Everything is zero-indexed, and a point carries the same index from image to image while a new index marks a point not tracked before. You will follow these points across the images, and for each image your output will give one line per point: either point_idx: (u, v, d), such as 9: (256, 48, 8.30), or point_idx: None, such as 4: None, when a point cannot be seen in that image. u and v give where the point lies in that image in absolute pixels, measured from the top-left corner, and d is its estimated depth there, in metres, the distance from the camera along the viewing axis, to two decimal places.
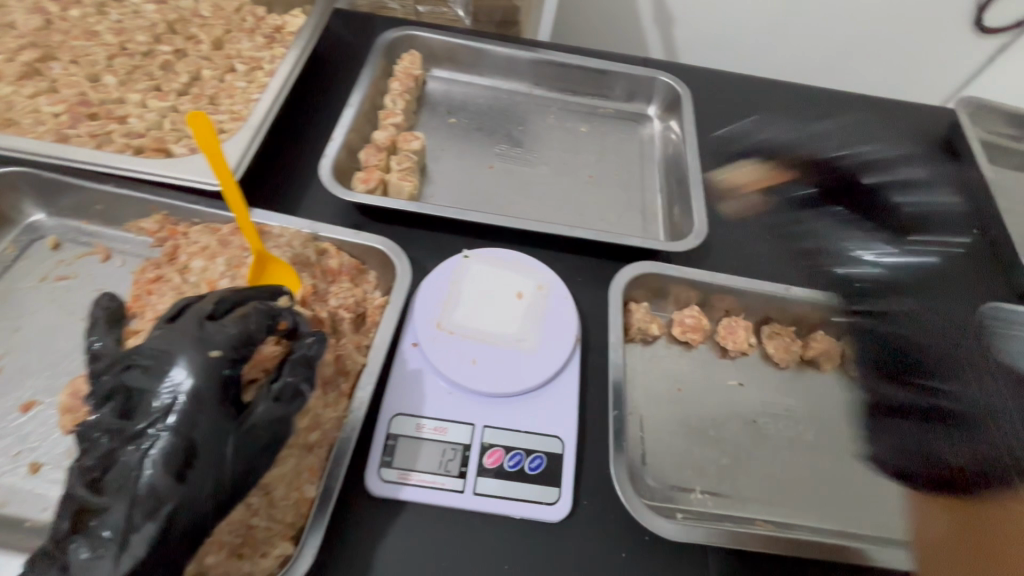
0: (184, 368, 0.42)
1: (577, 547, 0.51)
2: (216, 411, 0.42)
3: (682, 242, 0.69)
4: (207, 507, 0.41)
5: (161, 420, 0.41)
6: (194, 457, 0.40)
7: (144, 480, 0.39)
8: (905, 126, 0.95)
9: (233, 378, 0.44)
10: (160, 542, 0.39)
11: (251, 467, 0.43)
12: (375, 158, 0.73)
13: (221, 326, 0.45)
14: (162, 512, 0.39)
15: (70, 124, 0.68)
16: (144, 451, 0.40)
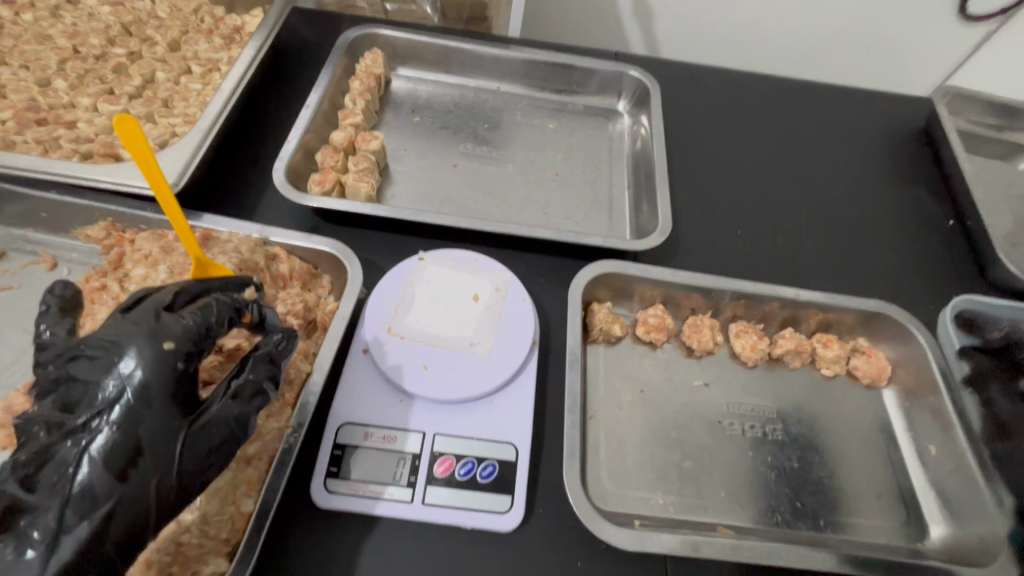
0: (134, 360, 0.41)
1: (530, 558, 0.50)
2: (165, 408, 0.41)
3: (646, 240, 0.67)
4: (146, 508, 0.40)
5: (105, 416, 0.40)
6: (139, 456, 0.40)
7: (82, 477, 0.39)
8: (881, 117, 0.93)
9: (188, 373, 0.43)
10: (94, 543, 0.38)
11: (201, 470, 0.42)
12: (331, 159, 0.71)
13: (179, 317, 0.44)
14: (99, 513, 0.38)
15: (16, 130, 0.66)
16: (83, 448, 0.39)
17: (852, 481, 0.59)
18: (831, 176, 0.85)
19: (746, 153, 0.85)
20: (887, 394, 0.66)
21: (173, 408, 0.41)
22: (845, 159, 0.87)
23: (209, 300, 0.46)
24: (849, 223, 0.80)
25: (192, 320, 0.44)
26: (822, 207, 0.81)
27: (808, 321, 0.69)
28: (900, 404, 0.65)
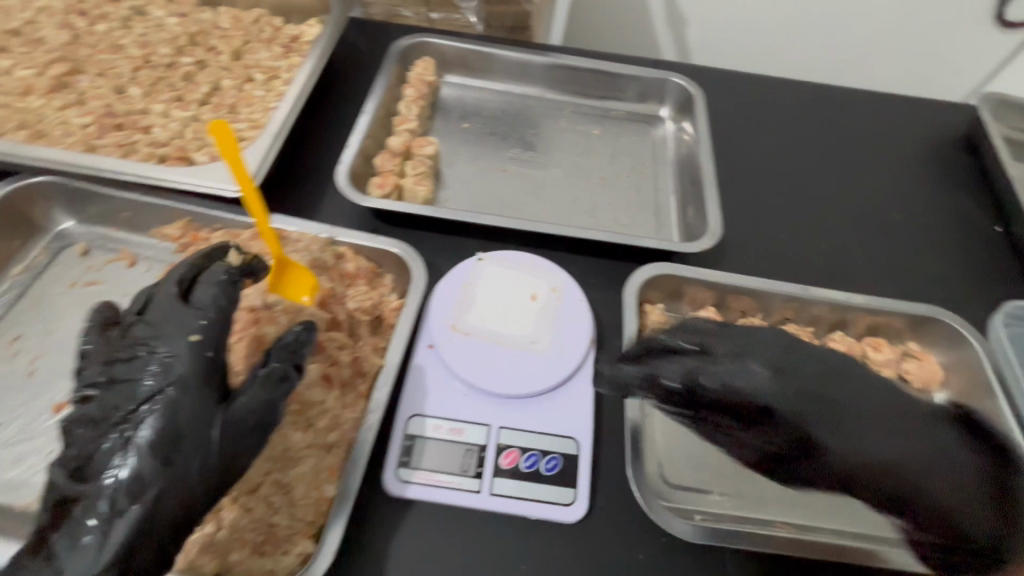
0: (174, 353, 0.43)
1: (593, 548, 0.51)
2: (200, 393, 0.43)
3: (697, 243, 0.69)
4: (194, 491, 0.41)
5: (147, 404, 0.42)
6: (180, 439, 0.41)
7: (127, 464, 0.40)
8: (923, 123, 0.93)
9: (218, 360, 0.45)
10: (142, 528, 0.39)
11: (239, 453, 0.43)
12: (390, 163, 0.74)
13: (198, 308, 0.46)
14: (147, 496, 0.39)
15: (98, 135, 0.70)
16: (127, 436, 0.41)
17: None
18: (874, 181, 0.85)
19: (789, 159, 0.86)
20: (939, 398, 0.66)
21: (206, 393, 0.43)
22: (888, 164, 0.87)
23: (208, 282, 0.48)
24: (894, 228, 0.81)
25: (210, 309, 0.46)
26: (866, 211, 0.82)
27: (857, 325, 0.69)
28: None
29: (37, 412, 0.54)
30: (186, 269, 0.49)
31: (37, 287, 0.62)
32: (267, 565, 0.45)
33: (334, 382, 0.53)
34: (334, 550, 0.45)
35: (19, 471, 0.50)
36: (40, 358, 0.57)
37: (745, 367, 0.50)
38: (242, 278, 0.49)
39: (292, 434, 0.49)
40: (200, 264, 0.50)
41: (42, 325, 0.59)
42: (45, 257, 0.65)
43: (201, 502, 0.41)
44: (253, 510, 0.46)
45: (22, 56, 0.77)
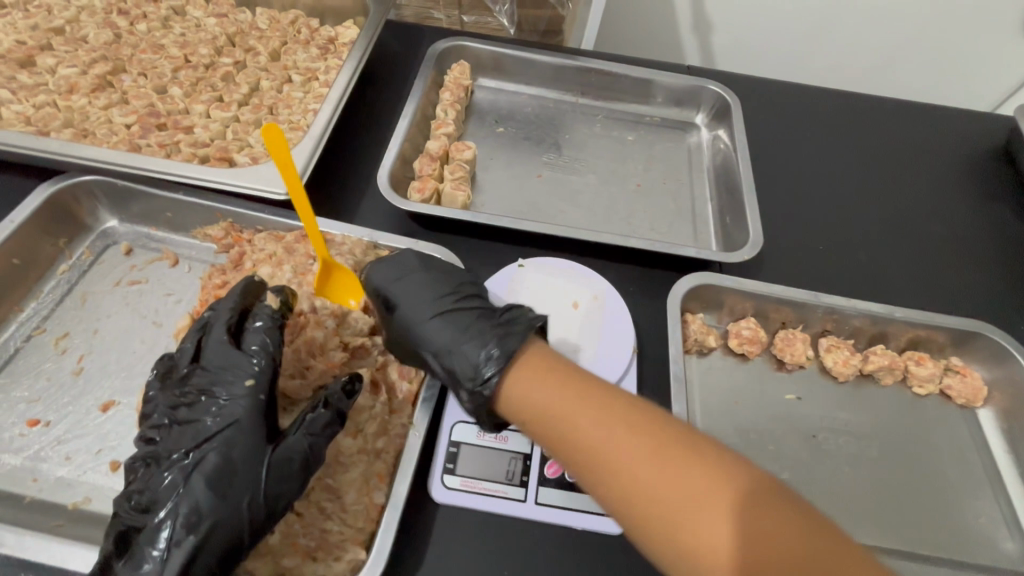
0: (233, 395, 0.45)
1: (639, 560, 0.50)
2: (253, 434, 0.44)
3: (739, 253, 0.68)
4: (241, 527, 0.41)
5: (206, 444, 0.43)
6: (234, 475, 0.42)
7: (186, 500, 0.41)
8: (962, 134, 0.92)
9: (269, 404, 0.46)
10: (194, 559, 0.40)
11: (283, 492, 0.43)
12: (429, 167, 0.74)
13: (249, 353, 0.47)
14: (202, 528, 0.40)
15: (141, 134, 0.70)
16: (185, 473, 0.42)
17: (953, 505, 0.59)
18: (912, 192, 0.84)
19: (825, 169, 0.85)
20: (982, 415, 0.65)
21: (257, 434, 0.44)
22: (926, 176, 0.86)
23: (255, 328, 0.49)
24: (936, 240, 0.79)
25: (262, 355, 0.47)
26: (906, 222, 0.81)
27: (898, 338, 0.68)
28: (997, 427, 0.64)
29: (84, 410, 0.54)
30: (234, 303, 0.50)
31: (83, 285, 0.63)
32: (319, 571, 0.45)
33: (381, 387, 0.54)
34: (384, 558, 0.44)
35: (69, 470, 0.51)
36: (87, 357, 0.58)
37: (385, 290, 0.55)
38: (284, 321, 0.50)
39: (344, 438, 0.50)
40: (243, 305, 0.50)
41: (89, 323, 0.60)
42: (91, 255, 0.65)
43: (248, 539, 0.42)
44: (304, 514, 0.47)
45: (65, 54, 0.78)
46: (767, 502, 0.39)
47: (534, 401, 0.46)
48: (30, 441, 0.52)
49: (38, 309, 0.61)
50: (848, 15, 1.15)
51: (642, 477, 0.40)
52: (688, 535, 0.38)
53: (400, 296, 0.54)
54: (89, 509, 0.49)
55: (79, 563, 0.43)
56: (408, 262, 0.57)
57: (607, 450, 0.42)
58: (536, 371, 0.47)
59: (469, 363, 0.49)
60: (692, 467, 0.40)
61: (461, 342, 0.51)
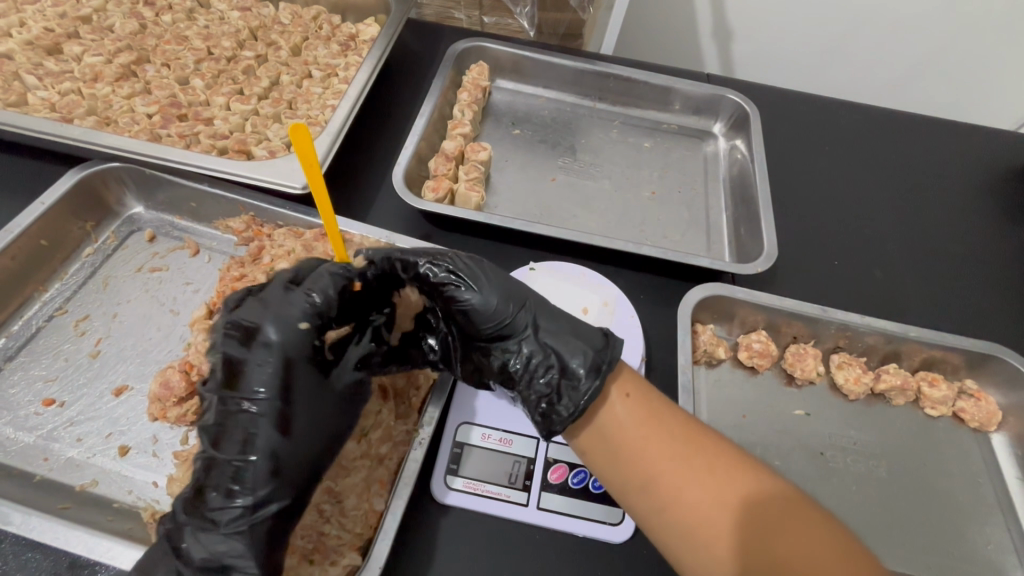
0: (281, 338, 0.45)
1: (639, 569, 0.50)
2: (312, 375, 0.46)
3: (752, 264, 0.67)
4: (313, 461, 0.45)
5: (270, 386, 0.44)
6: (302, 418, 0.44)
7: (261, 436, 0.43)
8: (985, 152, 0.91)
9: (321, 346, 0.47)
10: (287, 492, 0.42)
11: (348, 427, 0.47)
12: (444, 167, 0.74)
13: (307, 292, 0.47)
14: (286, 466, 0.43)
15: (162, 124, 0.71)
16: (256, 413, 0.43)
17: (962, 531, 0.57)
18: (931, 211, 0.83)
19: (843, 184, 0.84)
20: (995, 439, 0.64)
21: (316, 373, 0.46)
22: (946, 194, 0.85)
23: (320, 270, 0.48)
24: (953, 261, 0.78)
25: (317, 296, 0.47)
26: (923, 240, 0.79)
27: (911, 358, 0.67)
28: (1012, 453, 0.63)
29: (97, 394, 0.55)
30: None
31: (105, 270, 0.64)
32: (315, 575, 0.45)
33: (389, 393, 0.54)
34: (381, 566, 0.44)
35: (78, 451, 0.51)
36: (104, 341, 0.58)
37: (465, 281, 0.49)
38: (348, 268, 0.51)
39: (348, 442, 0.50)
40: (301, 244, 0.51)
41: (108, 307, 0.61)
42: (115, 240, 0.66)
43: (315, 474, 0.45)
44: (304, 516, 0.47)
45: (91, 43, 0.79)
46: (806, 514, 0.44)
47: (617, 425, 0.48)
48: (44, 420, 0.53)
49: (61, 290, 0.62)
50: (873, 28, 1.13)
51: (705, 504, 0.45)
52: (730, 549, 0.43)
53: (484, 293, 0.48)
54: (95, 492, 0.49)
55: (82, 548, 0.44)
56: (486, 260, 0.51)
57: (672, 483, 0.46)
58: (629, 398, 0.49)
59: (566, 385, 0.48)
60: (746, 491, 0.45)
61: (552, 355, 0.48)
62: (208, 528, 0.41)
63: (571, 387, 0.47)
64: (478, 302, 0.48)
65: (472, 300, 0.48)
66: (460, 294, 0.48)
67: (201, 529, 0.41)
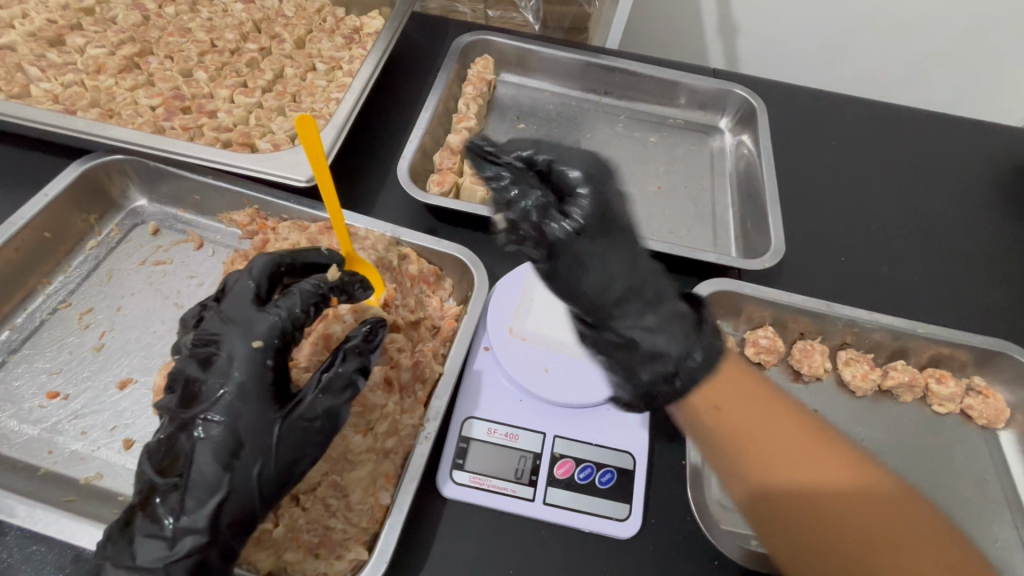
0: (232, 358, 0.43)
1: (646, 564, 0.50)
2: (259, 401, 0.42)
3: (759, 260, 0.67)
4: (252, 497, 0.41)
5: (211, 410, 0.41)
6: (242, 447, 0.41)
7: (196, 465, 0.40)
8: (993, 148, 0.90)
9: (278, 369, 0.44)
10: (208, 527, 0.39)
11: (298, 459, 0.42)
12: (449, 161, 0.74)
13: (271, 309, 0.45)
14: (213, 500, 0.40)
15: (165, 117, 0.71)
16: (194, 439, 0.41)
17: (968, 528, 0.57)
18: (938, 207, 0.82)
19: (849, 180, 0.84)
20: (1003, 436, 0.63)
21: (266, 400, 0.42)
22: (954, 190, 0.84)
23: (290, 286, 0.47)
24: (961, 257, 0.77)
25: (280, 314, 0.45)
26: (931, 237, 0.79)
27: (919, 354, 0.67)
28: (1020, 451, 0.62)
29: (102, 387, 0.55)
30: (263, 263, 0.48)
31: (108, 263, 0.64)
32: (320, 569, 0.45)
33: (394, 386, 0.52)
34: (386, 562, 0.44)
35: (83, 444, 0.51)
36: (108, 334, 0.58)
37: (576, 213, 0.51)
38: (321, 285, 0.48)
39: (353, 436, 0.49)
40: (282, 259, 0.49)
41: (112, 300, 0.61)
42: (118, 233, 0.66)
43: (254, 508, 0.41)
44: (310, 509, 0.47)
45: (94, 34, 0.79)
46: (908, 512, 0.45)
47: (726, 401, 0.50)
48: (48, 413, 0.53)
49: (65, 283, 0.61)
50: (880, 23, 1.12)
51: (815, 487, 0.46)
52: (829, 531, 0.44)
53: (598, 261, 0.51)
54: (100, 485, 0.49)
55: (86, 541, 0.44)
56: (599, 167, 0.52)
57: (786, 459, 0.47)
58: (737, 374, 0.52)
59: (670, 355, 0.51)
60: (857, 483, 0.46)
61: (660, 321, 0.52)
62: (127, 556, 0.39)
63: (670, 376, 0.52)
64: (599, 287, 0.51)
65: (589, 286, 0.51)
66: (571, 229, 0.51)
67: (124, 556, 0.40)
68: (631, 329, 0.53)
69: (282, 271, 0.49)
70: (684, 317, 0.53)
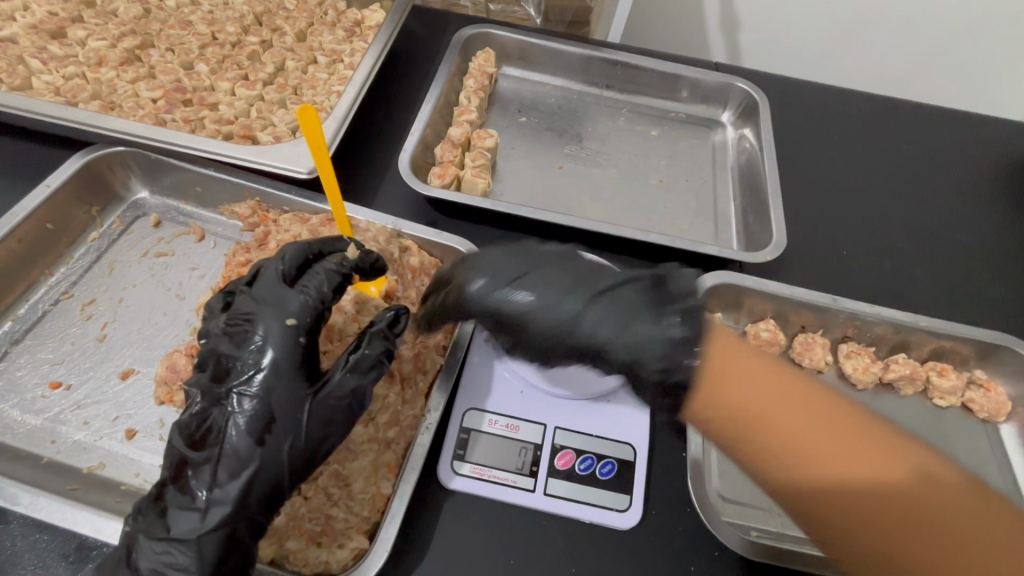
0: (265, 336, 0.43)
1: (647, 555, 0.50)
2: (291, 377, 0.42)
3: (762, 253, 0.66)
4: (279, 473, 0.41)
5: (246, 385, 0.42)
6: (274, 422, 0.41)
7: (229, 439, 0.41)
8: (995, 143, 0.89)
9: (310, 348, 0.44)
10: (241, 499, 0.40)
11: (325, 437, 0.43)
12: (451, 154, 0.74)
13: (302, 289, 0.45)
14: (246, 472, 0.40)
15: (166, 109, 0.71)
16: (227, 413, 0.41)
17: None
18: (940, 201, 0.82)
19: (851, 174, 0.83)
20: (1004, 430, 0.63)
21: (298, 377, 0.43)
22: (956, 184, 0.84)
23: (317, 267, 0.47)
24: (963, 252, 0.77)
25: (312, 294, 0.45)
26: (932, 231, 0.79)
27: (920, 348, 0.67)
28: (1021, 444, 0.62)
29: (104, 377, 0.55)
30: (295, 249, 0.48)
31: (111, 254, 0.64)
32: (322, 557, 0.45)
33: (395, 378, 0.53)
34: (388, 550, 0.44)
35: (85, 434, 0.51)
36: (111, 325, 0.58)
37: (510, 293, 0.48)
38: (349, 270, 0.48)
39: (356, 425, 0.49)
40: (313, 248, 0.49)
41: (114, 292, 0.61)
42: (120, 225, 0.66)
43: (280, 484, 0.41)
44: (312, 498, 0.47)
45: (94, 27, 0.79)
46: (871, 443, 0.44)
47: (735, 394, 0.47)
48: (51, 403, 0.53)
49: (67, 274, 0.62)
50: (882, 18, 1.11)
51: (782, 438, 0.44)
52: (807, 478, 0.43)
53: (543, 292, 0.48)
54: (102, 475, 0.49)
55: (89, 529, 0.44)
56: (490, 263, 0.50)
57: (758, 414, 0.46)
58: (725, 354, 0.49)
59: (647, 352, 0.47)
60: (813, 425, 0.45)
61: (627, 317, 0.48)
62: (159, 528, 0.40)
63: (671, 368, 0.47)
64: (557, 317, 0.47)
65: (547, 316, 0.47)
66: (512, 310, 0.48)
67: (155, 528, 0.40)
68: (615, 339, 0.48)
69: (313, 259, 0.49)
70: (638, 301, 0.49)
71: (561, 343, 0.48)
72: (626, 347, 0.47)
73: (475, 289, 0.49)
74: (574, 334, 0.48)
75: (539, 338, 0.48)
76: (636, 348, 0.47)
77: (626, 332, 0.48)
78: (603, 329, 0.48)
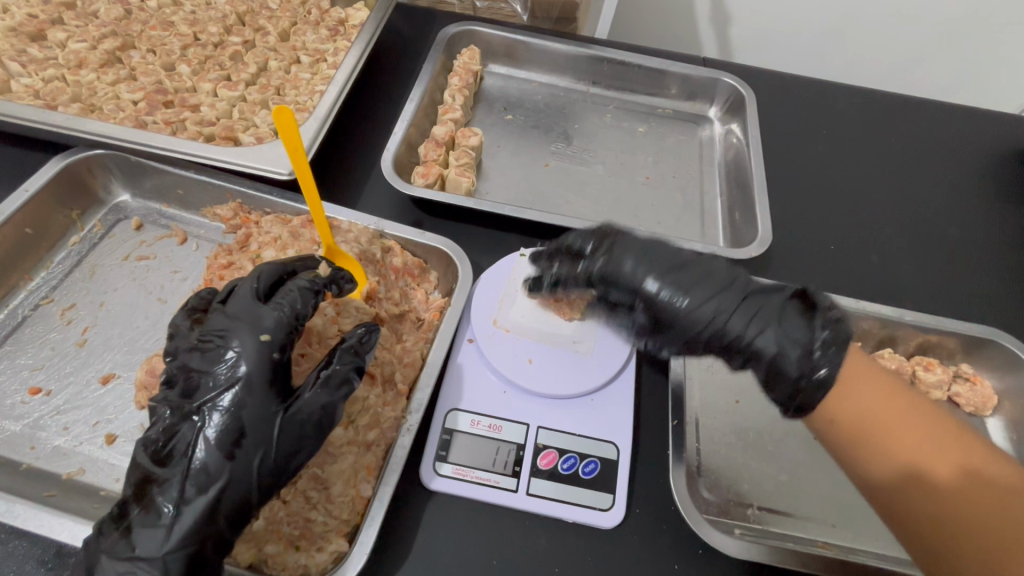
0: (240, 351, 0.43)
1: (631, 554, 0.50)
2: (264, 392, 0.42)
3: (746, 249, 0.66)
4: (250, 487, 0.41)
5: (216, 399, 0.42)
6: (243, 437, 0.41)
7: (198, 455, 0.40)
8: (982, 134, 0.89)
9: (283, 363, 0.44)
10: (209, 514, 0.40)
11: (296, 451, 0.43)
12: (434, 153, 0.73)
13: (276, 305, 0.46)
14: (213, 489, 0.40)
15: (147, 111, 0.70)
16: (197, 428, 0.41)
17: None
18: (928, 194, 0.82)
19: (840, 169, 0.83)
20: (990, 422, 0.63)
21: (271, 393, 0.43)
22: (944, 177, 0.84)
23: (289, 284, 0.48)
24: (950, 245, 0.77)
25: (285, 311, 0.46)
26: (919, 225, 0.78)
27: (907, 342, 0.67)
28: (1006, 435, 0.62)
29: (84, 382, 0.55)
30: (269, 270, 0.48)
31: (93, 257, 0.63)
32: (301, 561, 0.44)
33: (377, 379, 0.52)
34: (367, 552, 0.44)
35: (65, 439, 0.51)
36: (90, 330, 0.58)
37: (641, 279, 0.52)
38: (324, 289, 0.49)
39: (335, 429, 0.48)
40: (288, 266, 0.50)
41: (95, 295, 0.61)
42: (101, 229, 0.65)
43: (246, 500, 0.41)
44: (291, 502, 0.46)
45: (75, 29, 0.78)
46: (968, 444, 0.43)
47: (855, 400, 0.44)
48: (30, 409, 0.53)
49: (47, 279, 0.61)
50: (875, 9, 1.10)
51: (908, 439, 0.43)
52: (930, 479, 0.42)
53: (685, 289, 0.50)
54: (82, 480, 0.49)
55: (65, 535, 0.44)
56: (638, 242, 0.53)
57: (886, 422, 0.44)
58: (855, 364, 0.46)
59: (785, 351, 0.47)
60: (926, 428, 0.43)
61: (770, 308, 0.49)
62: (123, 547, 0.39)
63: (808, 369, 0.45)
64: (698, 311, 0.50)
65: (682, 307, 0.50)
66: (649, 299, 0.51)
67: (118, 547, 0.39)
68: (755, 335, 0.48)
69: (288, 278, 0.50)
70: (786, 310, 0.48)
71: (698, 336, 0.50)
72: (759, 346, 0.48)
73: (614, 273, 0.53)
74: (702, 327, 0.50)
75: (679, 327, 0.51)
76: (765, 349, 0.47)
77: (761, 334, 0.48)
78: (736, 329, 0.49)
